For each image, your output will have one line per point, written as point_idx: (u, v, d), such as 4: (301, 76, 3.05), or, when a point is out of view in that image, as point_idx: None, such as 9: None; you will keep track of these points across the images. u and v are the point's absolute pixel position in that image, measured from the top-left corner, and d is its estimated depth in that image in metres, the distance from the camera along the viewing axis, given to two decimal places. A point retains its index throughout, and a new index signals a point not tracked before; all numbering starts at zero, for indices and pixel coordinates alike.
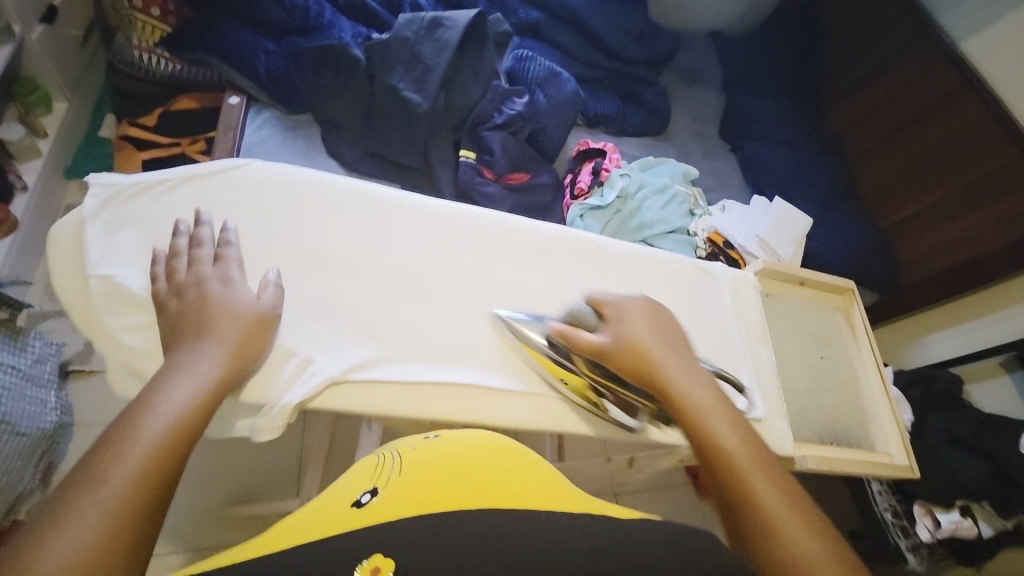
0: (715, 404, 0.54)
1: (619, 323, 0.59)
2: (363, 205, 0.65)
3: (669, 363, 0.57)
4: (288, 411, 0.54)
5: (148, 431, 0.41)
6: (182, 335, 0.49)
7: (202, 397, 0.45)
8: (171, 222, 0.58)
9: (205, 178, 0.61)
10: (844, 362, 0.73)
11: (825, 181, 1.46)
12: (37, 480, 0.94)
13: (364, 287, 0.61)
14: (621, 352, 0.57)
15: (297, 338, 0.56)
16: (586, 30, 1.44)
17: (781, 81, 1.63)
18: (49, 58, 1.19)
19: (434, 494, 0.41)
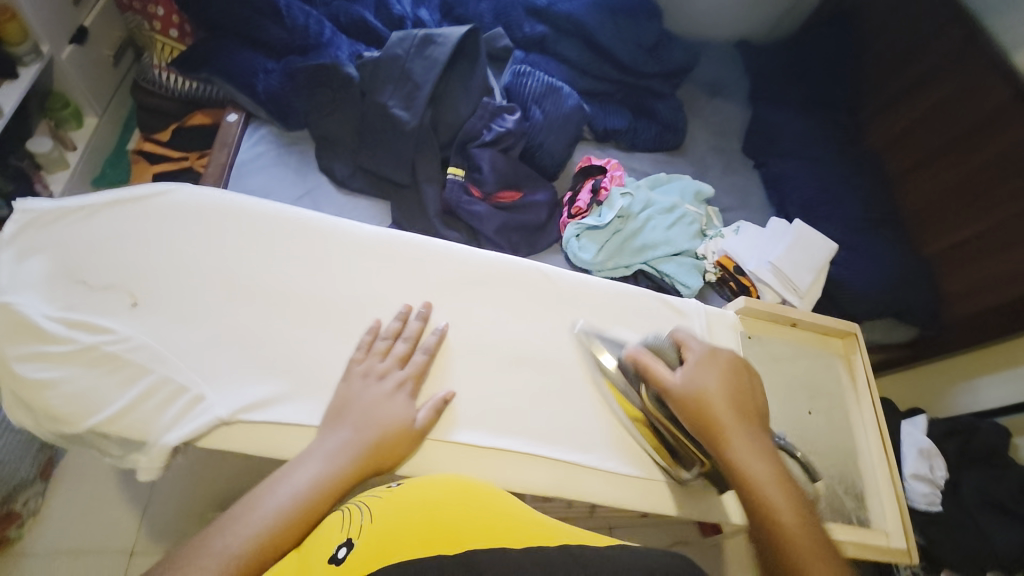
0: (775, 480, 0.51)
1: (698, 371, 0.55)
2: (293, 232, 0.60)
3: (737, 432, 0.53)
4: (168, 452, 0.49)
5: (277, 499, 0.48)
6: (119, 374, 0.50)
7: (329, 478, 0.50)
8: (93, 251, 0.55)
9: (131, 206, 0.57)
10: (838, 419, 0.65)
11: (859, 202, 1.33)
12: (34, 475, 1.00)
13: (275, 320, 0.56)
14: (691, 401, 0.54)
15: (190, 372, 0.52)
16: (594, 42, 1.39)
17: (812, 93, 1.51)
18: (79, 77, 1.27)
19: (414, 532, 0.43)
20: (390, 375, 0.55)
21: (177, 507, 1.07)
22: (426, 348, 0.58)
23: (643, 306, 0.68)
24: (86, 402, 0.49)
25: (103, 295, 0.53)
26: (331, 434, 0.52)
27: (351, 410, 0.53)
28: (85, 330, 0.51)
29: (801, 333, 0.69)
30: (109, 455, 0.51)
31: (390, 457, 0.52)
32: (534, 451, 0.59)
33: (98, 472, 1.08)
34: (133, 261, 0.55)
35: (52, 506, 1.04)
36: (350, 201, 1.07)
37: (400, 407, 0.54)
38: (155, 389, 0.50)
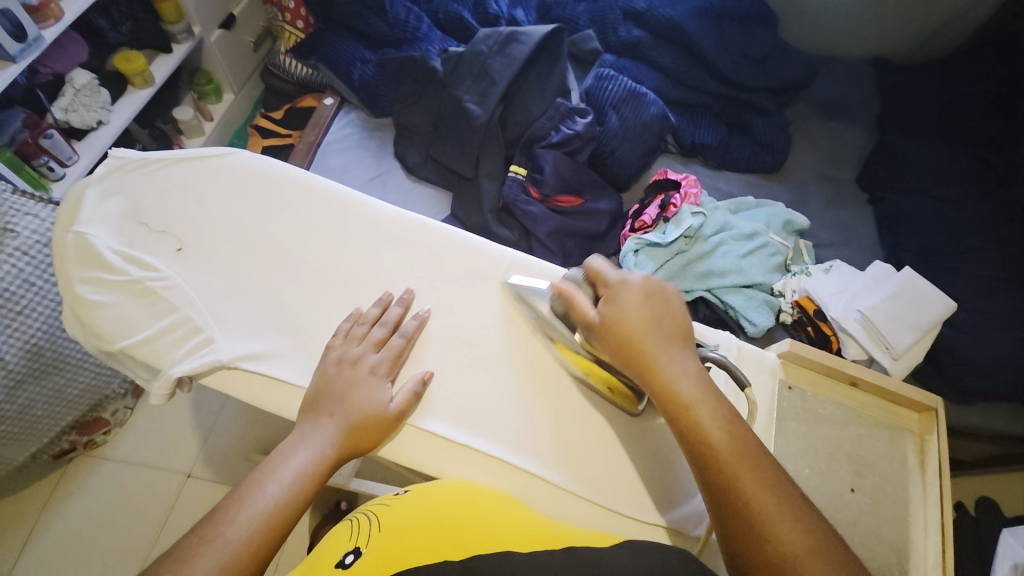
0: (704, 398, 0.48)
1: (615, 300, 0.52)
2: (325, 205, 0.63)
3: (665, 355, 0.50)
4: (174, 382, 0.53)
5: (270, 499, 0.46)
6: (157, 304, 0.55)
7: (313, 468, 0.48)
8: (156, 199, 0.61)
9: (195, 163, 0.63)
10: (886, 504, 0.54)
11: (1000, 257, 1.09)
12: (124, 389, 1.15)
13: (285, 280, 0.59)
14: (607, 331, 0.51)
15: (209, 316, 0.56)
16: (694, 50, 1.29)
17: (958, 124, 1.27)
18: (223, 58, 1.48)
19: (420, 537, 0.42)
20: (364, 361, 0.54)
21: (232, 439, 1.21)
22: (406, 334, 0.57)
23: None
24: (124, 326, 0.54)
25: (157, 238, 0.59)
26: (312, 423, 0.51)
27: (332, 397, 0.52)
28: (137, 266, 0.57)
29: (861, 396, 0.59)
30: (137, 376, 0.56)
31: (367, 441, 0.51)
32: (513, 460, 0.55)
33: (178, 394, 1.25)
34: (185, 212, 0.60)
35: (138, 417, 1.23)
36: (416, 188, 1.13)
37: (377, 393, 0.53)
38: (178, 325, 0.55)
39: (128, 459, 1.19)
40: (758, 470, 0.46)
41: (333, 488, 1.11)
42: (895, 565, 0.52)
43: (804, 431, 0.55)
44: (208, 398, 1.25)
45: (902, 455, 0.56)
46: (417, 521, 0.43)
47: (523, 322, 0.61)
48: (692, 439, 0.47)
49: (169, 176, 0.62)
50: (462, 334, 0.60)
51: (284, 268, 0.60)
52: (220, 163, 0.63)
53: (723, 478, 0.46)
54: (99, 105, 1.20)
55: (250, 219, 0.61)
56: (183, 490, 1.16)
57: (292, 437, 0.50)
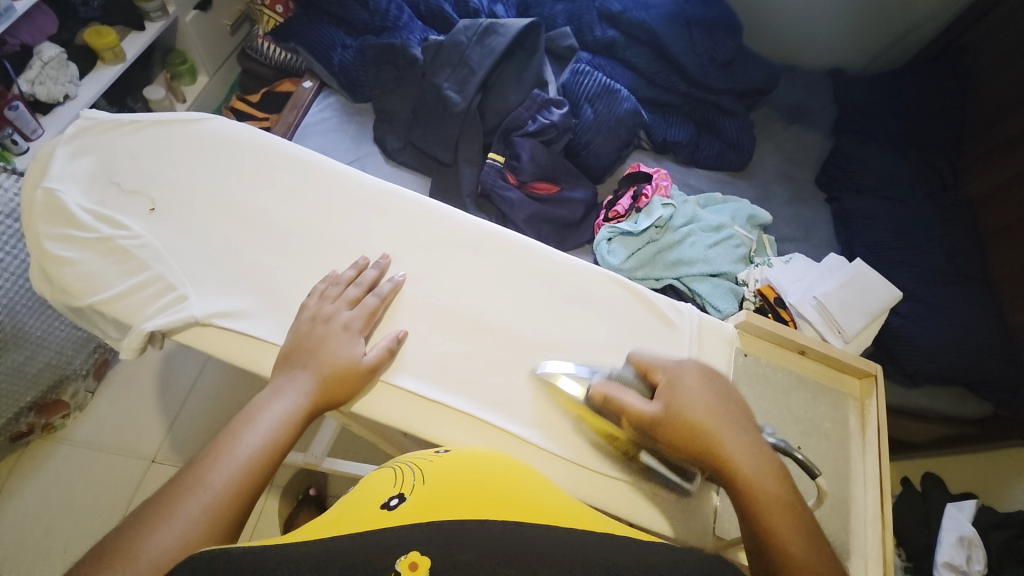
0: (773, 484, 0.46)
1: (686, 379, 0.52)
2: (301, 170, 0.64)
3: (742, 447, 0.48)
4: (146, 337, 0.53)
5: (248, 447, 0.47)
6: (128, 261, 0.55)
7: (291, 417, 0.50)
8: (129, 160, 0.60)
9: (171, 127, 0.63)
10: (825, 460, 0.58)
11: (940, 253, 1.17)
12: (86, 369, 1.12)
13: (260, 240, 0.59)
14: (678, 412, 0.49)
15: (181, 274, 0.56)
16: (665, 52, 1.34)
17: (907, 130, 1.36)
18: (198, 40, 1.46)
19: (462, 496, 0.39)
20: (337, 318, 0.55)
21: (201, 425, 1.18)
22: (380, 293, 0.58)
23: (603, 290, 0.63)
24: (94, 282, 0.53)
25: (130, 197, 0.59)
26: (287, 375, 0.52)
27: (306, 352, 0.53)
28: (109, 224, 0.56)
29: (809, 363, 0.63)
30: (107, 335, 0.55)
31: (340, 393, 0.53)
32: (483, 416, 0.56)
33: (144, 380, 1.22)
34: (159, 172, 0.60)
35: (100, 402, 1.19)
36: (394, 172, 1.14)
37: (349, 347, 0.54)
38: (150, 283, 0.54)
39: (88, 445, 1.15)
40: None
41: (303, 474, 1.09)
42: (836, 516, 0.56)
43: (756, 394, 0.59)
44: (176, 383, 1.23)
45: (843, 416, 0.61)
46: (460, 482, 0.41)
47: (495, 286, 0.62)
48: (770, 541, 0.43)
49: (143, 138, 0.62)
50: (435, 299, 0.61)
51: (259, 229, 0.60)
52: (196, 128, 0.64)
53: None
54: (68, 79, 1.17)
55: (224, 181, 0.61)
56: (146, 477, 1.12)
57: (269, 390, 0.51)
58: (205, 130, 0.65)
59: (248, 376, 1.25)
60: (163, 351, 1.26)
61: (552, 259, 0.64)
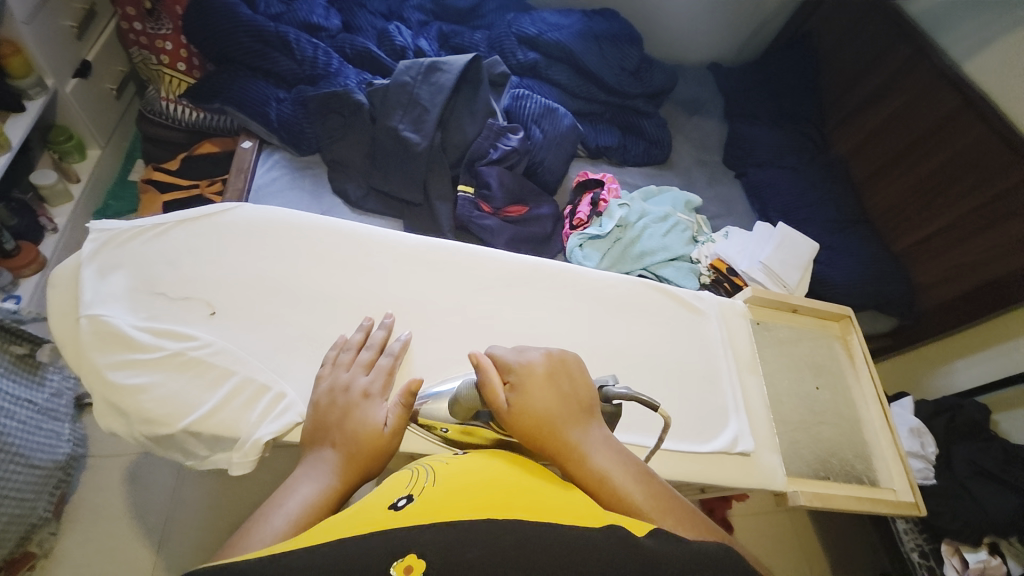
0: (617, 466, 0.46)
1: (523, 382, 0.50)
2: (346, 242, 0.64)
3: (580, 440, 0.47)
4: (260, 447, 0.51)
5: (273, 529, 0.39)
6: (208, 371, 0.53)
7: (321, 498, 0.44)
8: (164, 266, 0.58)
9: (197, 224, 0.61)
10: (837, 391, 0.72)
11: (832, 205, 1.43)
12: (49, 513, 0.98)
13: (329, 320, 0.59)
14: (518, 419, 0.48)
15: (270, 371, 0.55)
16: (582, 67, 1.47)
17: (784, 108, 1.63)
18: (83, 110, 1.31)
19: (473, 496, 0.38)
20: (357, 385, 0.53)
21: (200, 533, 1.07)
22: (393, 352, 0.57)
23: (642, 296, 0.71)
24: (179, 403, 0.51)
25: (183, 305, 0.57)
26: (314, 457, 0.48)
27: (332, 427, 0.50)
28: (171, 338, 0.54)
29: (801, 318, 0.77)
30: (194, 455, 0.53)
31: (373, 464, 0.48)
32: None
33: (113, 504, 1.08)
34: (203, 274, 0.59)
35: (68, 542, 1.03)
36: (363, 221, 1.12)
37: (377, 412, 0.52)
38: (241, 389, 0.53)
39: None
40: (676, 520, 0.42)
41: None
42: (857, 433, 0.70)
43: (775, 354, 0.72)
44: (154, 495, 1.10)
45: (836, 354, 0.75)
46: (472, 482, 0.40)
47: (557, 313, 0.67)
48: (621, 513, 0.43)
49: (169, 240, 0.60)
50: (506, 336, 0.64)
51: (323, 309, 0.60)
52: (222, 221, 0.62)
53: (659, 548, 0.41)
54: None
55: (270, 268, 0.60)
56: None
57: (292, 475, 0.46)
58: (231, 222, 0.63)
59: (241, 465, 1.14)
60: (125, 466, 1.12)
61: (595, 277, 0.71)
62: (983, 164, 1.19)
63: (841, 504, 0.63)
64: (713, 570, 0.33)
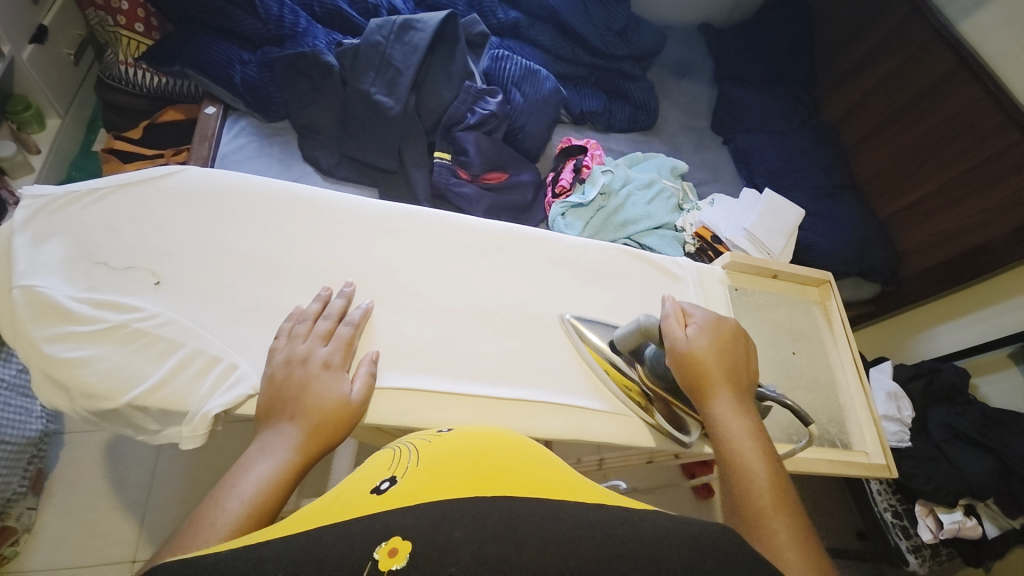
0: (756, 433, 0.50)
1: (704, 332, 0.56)
2: (304, 209, 0.61)
3: (739, 398, 0.53)
4: (211, 420, 0.50)
5: (231, 512, 0.37)
6: (155, 344, 0.51)
7: (278, 476, 0.42)
8: (106, 235, 0.56)
9: (139, 190, 0.58)
10: (814, 356, 0.72)
11: (819, 170, 1.40)
12: (25, 487, 0.99)
13: (286, 291, 0.57)
14: (692, 356, 0.54)
15: (221, 343, 0.52)
16: (566, 27, 1.40)
17: (776, 70, 1.57)
18: (40, 77, 1.24)
19: (454, 479, 0.36)
20: (314, 357, 0.51)
21: (180, 508, 1.07)
22: (352, 321, 0.55)
23: (613, 258, 0.70)
24: (122, 377, 0.49)
25: (126, 275, 0.54)
26: (270, 432, 0.46)
27: (289, 401, 0.48)
28: (113, 309, 0.52)
29: (780, 284, 0.76)
30: (144, 430, 0.51)
31: (331, 436, 0.47)
32: (557, 399, 0.60)
33: (91, 479, 1.08)
34: (149, 243, 0.56)
35: (50, 516, 1.03)
36: (336, 190, 1.08)
37: (335, 383, 0.50)
38: (190, 361, 0.51)
39: (51, 569, 1.00)
40: (788, 511, 0.44)
41: None
42: (833, 398, 0.70)
43: (752, 319, 0.71)
44: (133, 469, 1.09)
45: (814, 319, 0.75)
46: (457, 463, 0.39)
47: (528, 280, 0.65)
48: (735, 470, 0.47)
49: (111, 207, 0.57)
50: (475, 306, 0.62)
51: (280, 278, 0.57)
52: (167, 187, 0.59)
53: (754, 498, 0.45)
54: None
55: (222, 236, 0.58)
56: None
57: (248, 452, 0.44)
58: (176, 188, 0.60)
59: (220, 439, 1.14)
60: (103, 441, 1.11)
61: (566, 243, 0.69)
62: (974, 127, 1.16)
63: (815, 468, 0.63)
64: (691, 548, 0.31)
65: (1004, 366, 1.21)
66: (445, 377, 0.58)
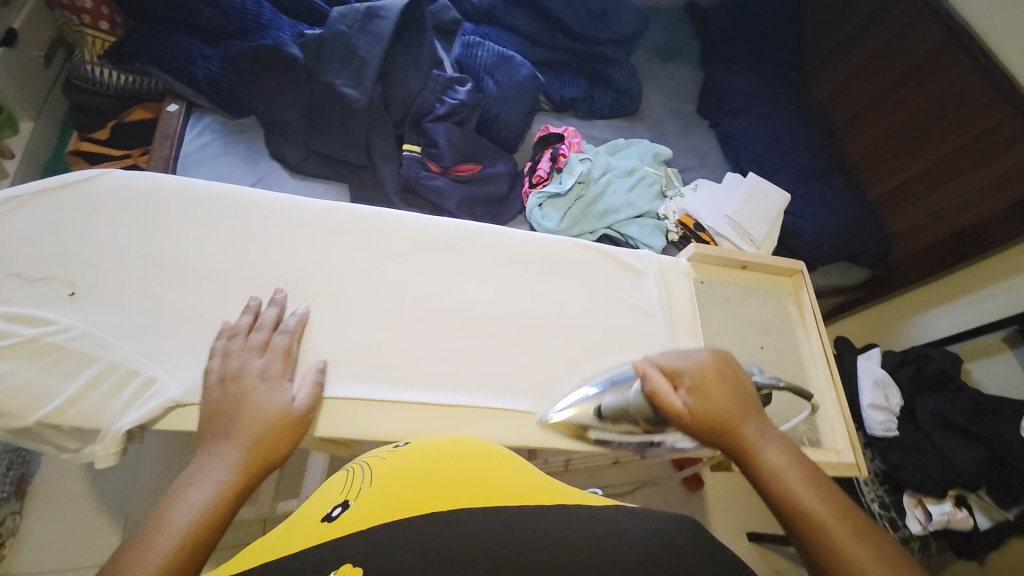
0: (790, 461, 0.49)
1: (697, 386, 0.53)
2: (235, 210, 0.60)
3: (756, 435, 0.51)
4: (123, 436, 0.50)
5: (161, 553, 0.37)
6: (69, 360, 0.50)
7: (214, 502, 0.41)
8: (18, 245, 0.54)
9: (53, 196, 0.56)
10: (782, 350, 0.69)
11: (808, 153, 1.36)
12: (4, 493, 0.98)
13: (215, 298, 0.56)
14: (695, 414, 0.52)
15: (139, 356, 0.52)
16: (544, 11, 1.35)
17: (762, 49, 1.51)
18: (9, 81, 1.21)
19: (404, 496, 0.35)
20: (250, 368, 0.50)
21: None
22: (290, 330, 0.54)
23: (563, 253, 0.69)
24: (33, 393, 0.49)
25: (40, 286, 0.53)
26: (206, 452, 0.45)
27: (227, 415, 0.47)
28: (25, 323, 0.51)
29: (750, 274, 0.74)
30: (64, 447, 0.51)
31: (274, 451, 0.46)
32: (504, 402, 0.59)
33: (71, 484, 1.07)
34: (66, 251, 0.55)
35: (30, 523, 1.03)
36: (305, 186, 1.05)
37: (275, 394, 0.49)
38: (105, 375, 0.51)
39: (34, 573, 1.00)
40: (859, 532, 0.44)
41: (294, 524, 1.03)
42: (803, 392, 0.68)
43: (717, 312, 0.69)
44: (112, 474, 1.09)
45: (786, 310, 0.72)
46: (408, 475, 0.37)
47: (469, 280, 0.64)
48: (788, 512, 0.46)
49: (24, 215, 0.55)
50: (416, 307, 0.61)
51: (212, 283, 0.57)
52: (84, 193, 0.57)
53: (824, 536, 0.44)
54: None
55: (145, 243, 0.56)
56: None
57: (183, 476, 0.42)
58: (92, 194, 0.58)
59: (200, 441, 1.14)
60: None
61: (514, 238, 0.68)
62: (965, 104, 1.12)
63: None
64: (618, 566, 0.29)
65: (999, 350, 1.18)
66: (388, 384, 0.57)
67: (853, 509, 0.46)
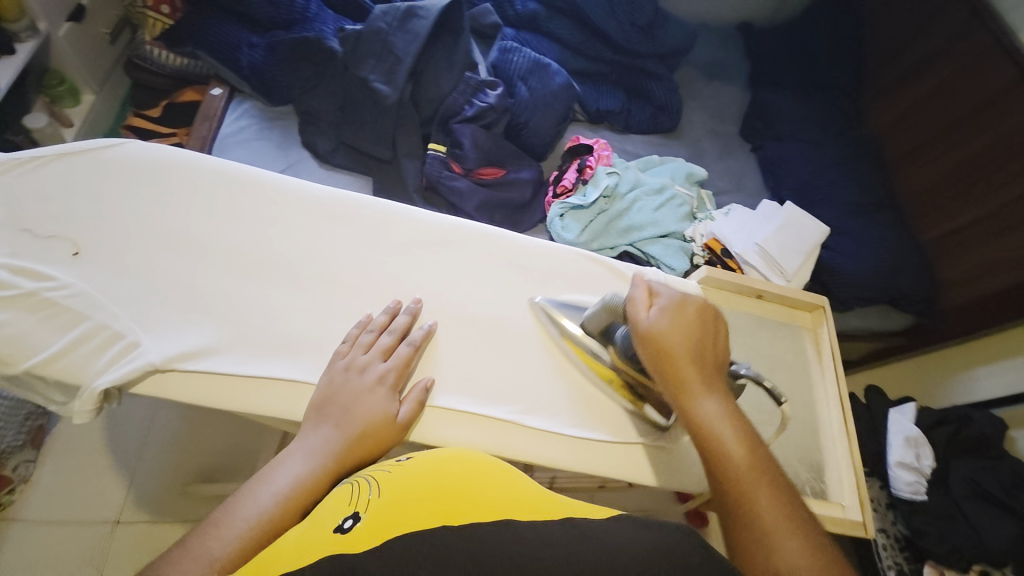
0: (731, 415, 0.49)
1: (668, 313, 0.53)
2: (242, 188, 0.62)
3: (706, 380, 0.50)
4: (100, 396, 0.51)
5: (260, 506, 0.44)
6: (61, 317, 0.53)
7: (308, 479, 0.47)
8: (37, 203, 0.58)
9: (76, 159, 0.60)
10: (790, 389, 0.65)
11: (855, 186, 1.28)
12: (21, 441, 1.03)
13: (209, 272, 0.58)
14: (655, 342, 0.51)
15: (127, 320, 0.54)
16: (587, 21, 1.34)
17: (815, 74, 1.44)
18: (75, 55, 1.30)
19: (418, 516, 0.33)
20: (371, 369, 0.54)
21: (164, 474, 1.11)
22: (414, 341, 0.57)
23: (562, 261, 0.67)
24: (24, 344, 0.51)
25: (48, 243, 0.56)
26: (314, 431, 0.51)
27: (338, 407, 0.52)
28: (28, 277, 0.54)
29: (766, 305, 0.69)
30: (51, 399, 0.54)
31: (372, 449, 0.51)
32: (485, 410, 0.57)
33: (86, 440, 1.12)
34: (78, 213, 0.58)
35: (44, 472, 1.08)
36: (330, 176, 1.07)
37: (383, 402, 0.53)
38: (92, 334, 0.53)
39: (41, 519, 1.05)
40: (775, 493, 0.45)
41: None
42: (810, 439, 0.63)
43: None
44: (123, 435, 1.13)
45: (802, 348, 0.67)
46: (419, 492, 0.36)
47: (460, 280, 0.63)
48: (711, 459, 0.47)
49: (47, 175, 0.59)
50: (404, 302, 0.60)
51: (213, 258, 0.59)
52: (104, 159, 0.61)
53: (740, 496, 0.45)
54: None
55: (152, 212, 0.59)
56: (110, 543, 1.04)
57: (291, 446, 0.50)
58: (112, 161, 0.62)
59: (208, 414, 1.18)
60: None
61: (513, 242, 0.66)
62: None
63: None
64: None
65: None
66: None
67: (774, 471, 0.47)
